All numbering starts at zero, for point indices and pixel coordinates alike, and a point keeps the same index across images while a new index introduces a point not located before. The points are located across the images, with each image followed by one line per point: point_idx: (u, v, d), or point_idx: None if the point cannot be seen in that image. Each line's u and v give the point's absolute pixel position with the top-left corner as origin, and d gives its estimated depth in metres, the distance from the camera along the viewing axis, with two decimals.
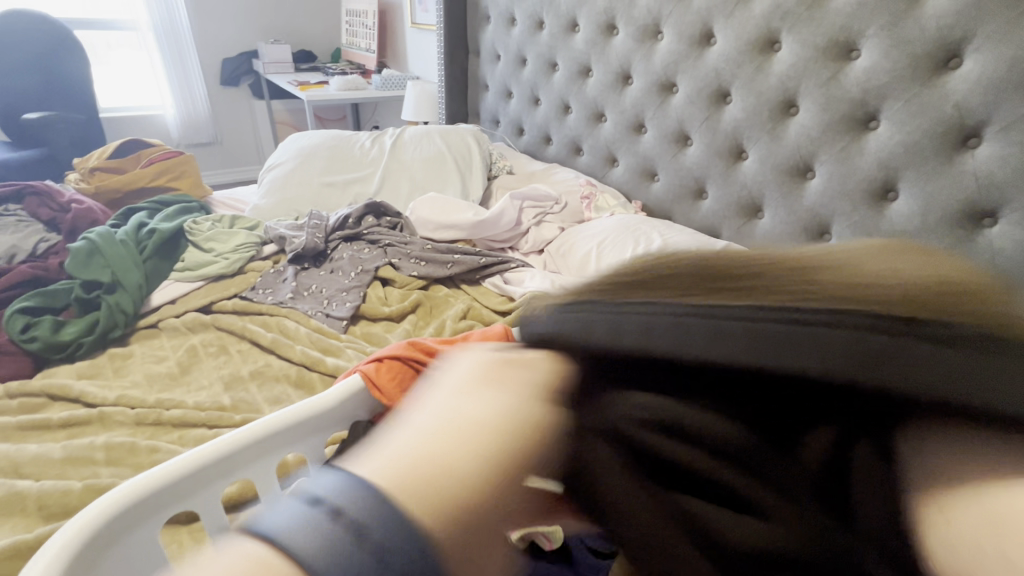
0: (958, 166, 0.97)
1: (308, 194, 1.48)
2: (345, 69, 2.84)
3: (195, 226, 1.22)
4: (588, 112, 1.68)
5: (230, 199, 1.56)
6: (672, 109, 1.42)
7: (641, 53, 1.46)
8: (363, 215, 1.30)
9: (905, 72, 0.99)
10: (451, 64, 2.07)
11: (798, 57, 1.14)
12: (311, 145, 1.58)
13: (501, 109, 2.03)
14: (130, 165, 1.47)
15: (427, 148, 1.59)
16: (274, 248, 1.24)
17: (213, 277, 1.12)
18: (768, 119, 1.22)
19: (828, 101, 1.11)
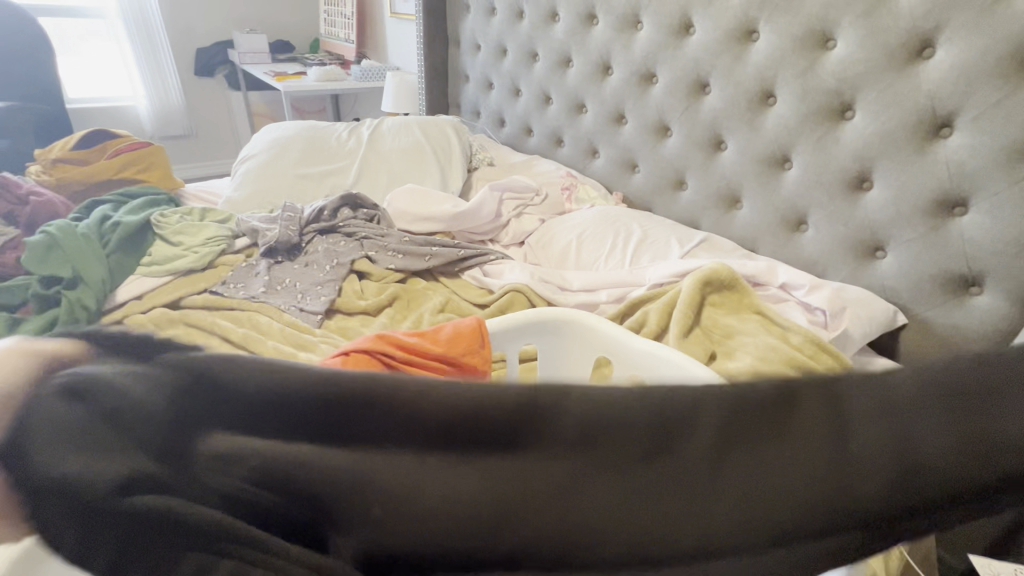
0: (931, 155, 0.98)
1: (283, 186, 1.44)
2: (324, 60, 2.79)
3: (164, 219, 1.19)
4: (568, 103, 1.67)
5: (202, 192, 1.52)
6: (652, 99, 1.42)
7: (621, 43, 1.45)
8: (338, 207, 1.28)
9: (879, 61, 1.00)
10: (431, 54, 2.04)
11: (775, 47, 1.14)
12: (285, 136, 1.54)
13: (482, 100, 2.01)
14: (95, 157, 1.42)
15: (405, 139, 1.57)
16: (247, 241, 1.21)
17: (183, 271, 1.09)
18: (746, 110, 1.22)
19: (804, 91, 1.11)
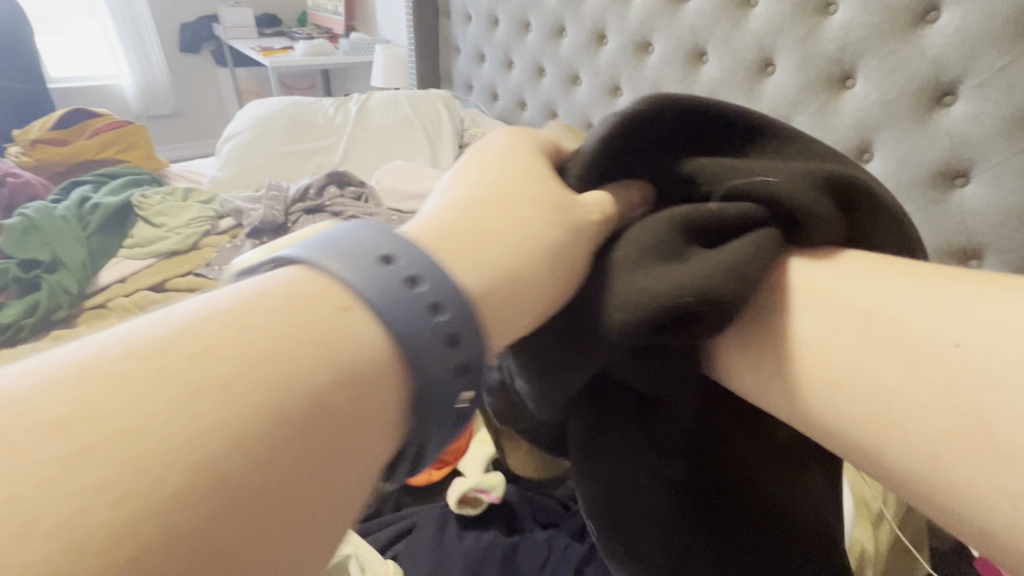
0: (933, 126, 0.95)
1: (268, 165, 1.41)
2: (312, 34, 2.70)
3: (144, 200, 1.18)
4: (562, 76, 1.62)
5: (186, 172, 1.49)
6: (648, 70, 1.37)
7: (615, 11, 1.40)
8: (324, 185, 1.21)
9: (881, 27, 0.96)
10: (421, 26, 1.97)
11: (774, 12, 1.09)
12: (270, 113, 1.50)
13: (474, 74, 1.94)
14: (75, 137, 1.39)
15: (394, 114, 1.51)
16: (231, 222, 1.19)
17: (165, 253, 1.08)
18: (745, 79, 1.18)
19: (805, 59, 1.07)
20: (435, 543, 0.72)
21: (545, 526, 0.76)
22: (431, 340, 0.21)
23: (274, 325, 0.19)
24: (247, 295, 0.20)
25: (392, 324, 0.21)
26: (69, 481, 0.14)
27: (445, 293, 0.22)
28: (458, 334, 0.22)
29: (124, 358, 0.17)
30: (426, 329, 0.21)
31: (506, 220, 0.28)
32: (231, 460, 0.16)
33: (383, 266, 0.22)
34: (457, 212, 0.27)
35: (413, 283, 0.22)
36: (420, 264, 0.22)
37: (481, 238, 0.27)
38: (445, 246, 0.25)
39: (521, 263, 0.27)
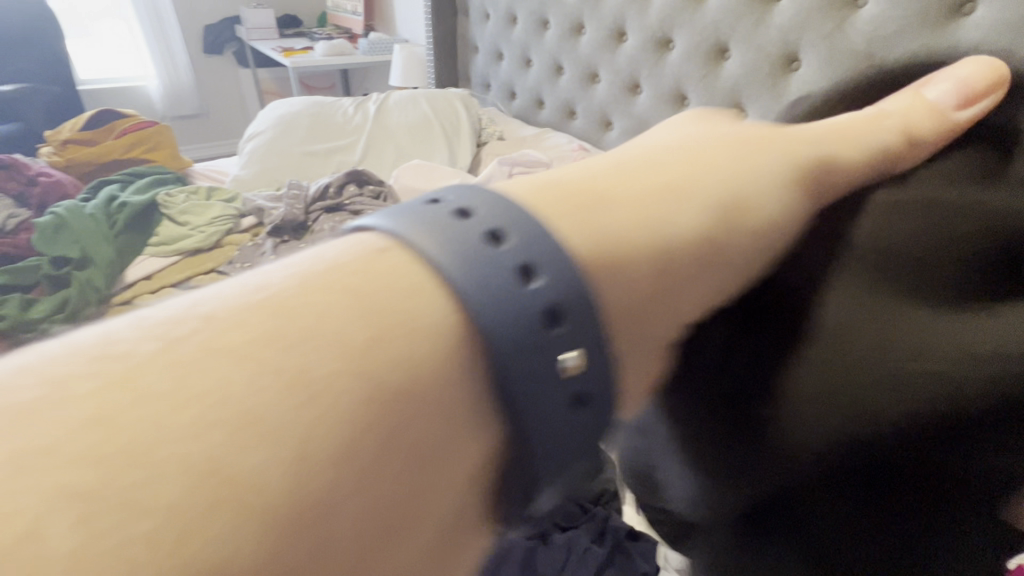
0: None
1: (288, 164, 1.42)
2: (332, 34, 2.73)
3: (169, 199, 1.20)
4: (581, 73, 1.60)
5: (209, 171, 1.51)
6: (668, 67, 1.35)
7: (635, 8, 1.38)
8: (343, 184, 1.22)
9: (913, 21, 0.93)
10: (440, 25, 1.98)
11: (800, 7, 1.06)
12: (291, 113, 1.52)
13: (492, 72, 1.94)
14: (103, 137, 1.43)
15: (412, 114, 1.52)
16: (253, 220, 1.21)
17: (189, 251, 1.10)
18: (768, 75, 1.16)
19: (831, 54, 1.05)
20: None
21: (564, 529, 0.74)
22: (519, 325, 0.19)
23: (363, 306, 0.20)
24: (326, 266, 0.21)
25: (477, 299, 0.20)
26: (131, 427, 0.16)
27: (537, 256, 0.21)
28: (561, 308, 0.20)
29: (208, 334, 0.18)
30: (530, 308, 0.20)
31: (633, 190, 0.28)
32: (293, 441, 0.17)
33: (458, 218, 0.22)
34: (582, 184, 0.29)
35: (498, 240, 0.21)
36: (538, 253, 0.21)
37: (614, 209, 0.27)
38: (551, 209, 0.25)
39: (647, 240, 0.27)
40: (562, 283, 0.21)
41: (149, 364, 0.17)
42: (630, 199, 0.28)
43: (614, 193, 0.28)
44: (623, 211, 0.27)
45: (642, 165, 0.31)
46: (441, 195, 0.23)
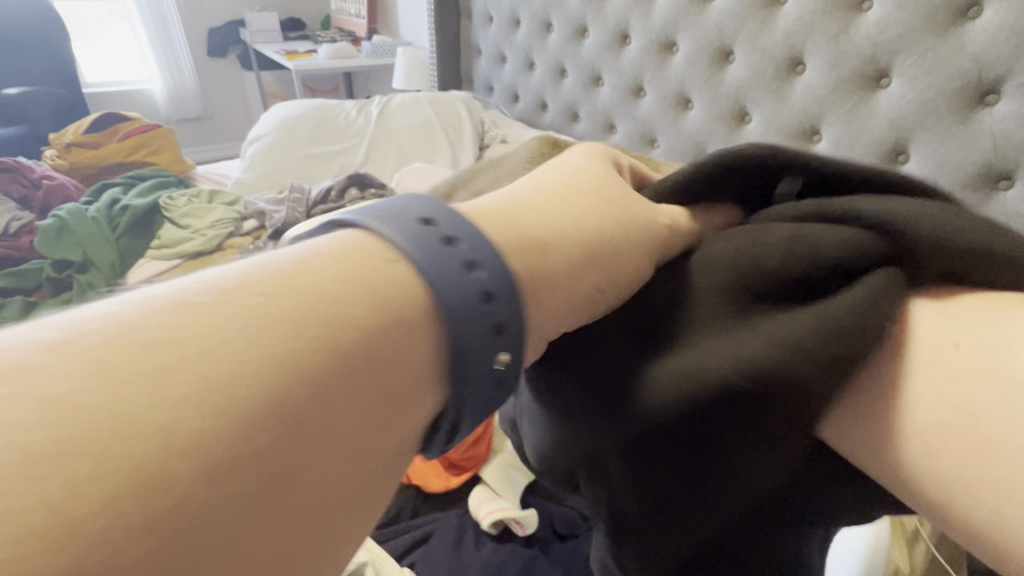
0: (975, 126, 0.90)
1: (291, 167, 1.42)
2: (335, 37, 2.74)
3: (171, 202, 1.21)
4: (584, 77, 1.60)
5: (212, 174, 1.52)
6: (672, 70, 1.35)
7: (639, 11, 1.37)
8: (345, 187, 1.22)
9: (919, 24, 0.92)
10: (442, 28, 1.98)
11: (805, 10, 1.06)
12: (294, 115, 1.52)
13: (495, 76, 1.94)
14: (107, 140, 1.43)
15: (415, 117, 1.51)
16: (255, 223, 1.20)
17: (191, 254, 1.10)
18: (773, 79, 1.15)
19: (836, 58, 1.04)
20: (451, 554, 0.71)
21: (563, 537, 0.75)
22: (467, 304, 0.21)
23: (332, 280, 0.20)
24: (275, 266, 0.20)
25: (449, 293, 0.21)
26: (42, 440, 0.14)
27: (503, 285, 0.22)
28: (496, 293, 0.22)
29: (172, 315, 0.17)
30: (471, 294, 0.21)
31: (574, 202, 0.30)
32: (260, 424, 0.16)
33: (424, 226, 0.22)
34: (516, 197, 0.29)
35: (473, 268, 0.22)
36: (483, 250, 0.22)
37: (555, 224, 0.28)
38: (491, 221, 0.26)
39: (576, 256, 0.28)
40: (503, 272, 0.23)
41: (108, 349, 0.16)
42: (573, 215, 0.29)
43: (548, 206, 0.29)
44: (563, 217, 0.29)
45: (592, 176, 0.33)
46: (425, 211, 0.23)
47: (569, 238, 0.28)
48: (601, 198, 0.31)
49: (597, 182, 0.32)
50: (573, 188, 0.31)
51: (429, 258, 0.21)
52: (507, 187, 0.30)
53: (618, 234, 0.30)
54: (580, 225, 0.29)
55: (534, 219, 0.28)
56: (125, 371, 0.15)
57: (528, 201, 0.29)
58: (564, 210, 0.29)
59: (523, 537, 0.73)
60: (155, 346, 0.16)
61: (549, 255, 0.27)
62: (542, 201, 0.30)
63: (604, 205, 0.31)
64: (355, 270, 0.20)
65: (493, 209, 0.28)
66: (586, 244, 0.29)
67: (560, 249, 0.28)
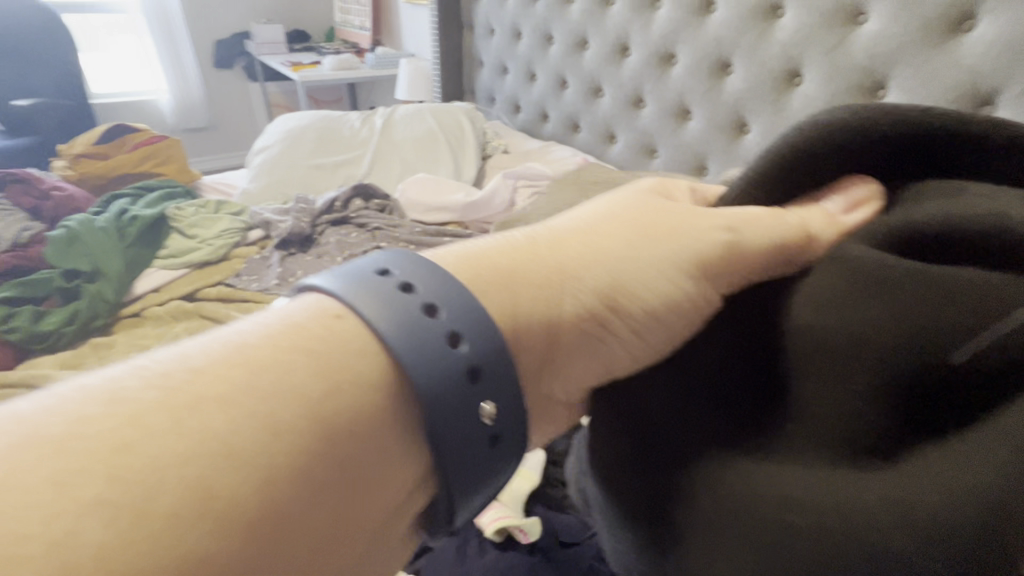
0: None
1: (297, 177, 1.45)
2: (339, 49, 2.78)
3: (179, 212, 1.23)
4: (585, 88, 1.62)
5: (218, 184, 1.54)
6: (671, 82, 1.37)
7: (639, 24, 1.40)
8: (349, 198, 1.24)
9: (914, 36, 0.94)
10: (445, 40, 2.01)
11: (802, 23, 1.08)
12: (299, 127, 1.54)
13: (497, 87, 1.97)
14: (115, 151, 1.45)
15: (418, 128, 1.53)
16: (261, 233, 1.22)
17: (197, 263, 1.12)
18: (771, 90, 1.17)
19: (834, 69, 1.05)
20: (455, 561, 0.71)
21: (567, 544, 0.73)
22: (447, 372, 0.24)
23: (319, 356, 0.24)
24: (275, 337, 0.24)
25: (421, 368, 0.24)
26: (75, 492, 0.18)
27: (463, 324, 0.26)
28: (479, 367, 0.25)
29: (178, 376, 0.22)
30: (454, 366, 0.24)
31: (583, 240, 0.33)
32: (251, 486, 0.20)
33: (403, 293, 0.26)
34: (513, 245, 0.32)
35: (433, 313, 0.25)
36: (466, 325, 0.26)
37: (558, 264, 0.32)
38: (481, 279, 0.29)
39: (577, 286, 0.31)
40: (481, 335, 0.26)
41: (142, 411, 0.21)
42: (576, 255, 0.32)
43: (553, 248, 0.32)
44: (566, 258, 0.32)
45: (591, 215, 0.35)
46: (384, 265, 0.27)
47: (567, 279, 0.31)
48: (603, 233, 0.33)
49: (595, 216, 0.35)
50: (573, 230, 0.34)
51: (408, 331, 0.25)
52: (517, 232, 0.34)
53: (602, 276, 0.32)
54: (575, 266, 0.32)
55: (530, 265, 0.31)
56: (139, 426, 0.20)
57: (540, 244, 0.32)
58: (563, 250, 0.32)
59: (526, 544, 0.73)
60: (164, 407, 0.21)
61: (538, 305, 0.30)
62: (539, 245, 0.32)
63: (604, 240, 0.33)
64: (341, 347, 0.24)
65: (494, 257, 0.31)
66: (577, 279, 0.31)
67: (570, 285, 0.31)
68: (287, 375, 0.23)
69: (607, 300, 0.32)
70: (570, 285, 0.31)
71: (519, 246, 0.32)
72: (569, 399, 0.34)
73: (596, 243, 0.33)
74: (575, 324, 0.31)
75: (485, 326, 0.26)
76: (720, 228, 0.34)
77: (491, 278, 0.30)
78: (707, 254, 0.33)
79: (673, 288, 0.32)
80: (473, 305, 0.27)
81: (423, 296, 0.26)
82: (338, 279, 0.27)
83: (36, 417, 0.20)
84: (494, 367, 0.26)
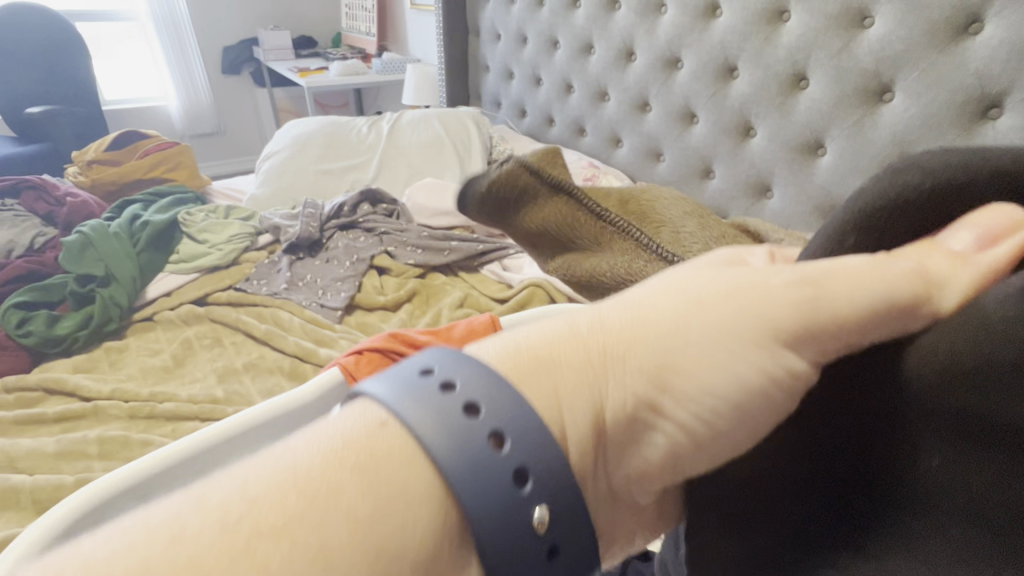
0: (978, 140, 0.92)
1: (305, 183, 1.46)
2: (346, 54, 2.80)
3: (189, 218, 1.24)
4: (591, 92, 1.63)
5: (228, 189, 1.55)
6: (676, 85, 1.37)
7: (644, 28, 1.40)
8: (357, 203, 1.26)
9: (920, 39, 0.94)
10: (451, 45, 2.02)
11: (807, 27, 1.08)
12: (307, 133, 1.56)
13: (503, 92, 1.98)
14: (127, 157, 1.47)
15: (424, 133, 1.54)
16: (269, 238, 1.23)
17: (208, 268, 1.13)
18: (776, 93, 1.17)
19: (839, 73, 1.06)
20: None
21: None
22: (494, 477, 0.23)
23: (368, 473, 0.23)
24: (326, 454, 0.23)
25: (462, 475, 0.22)
26: None
27: (507, 422, 0.24)
28: (526, 470, 0.23)
29: (233, 509, 0.21)
30: (501, 470, 0.23)
31: (625, 319, 0.30)
32: None
33: (444, 392, 0.24)
34: (551, 332, 0.30)
35: (474, 412, 0.24)
36: (507, 420, 0.24)
37: (597, 351, 0.29)
38: (524, 375, 0.27)
39: (623, 375, 0.28)
40: (523, 430, 0.24)
41: (199, 548, 0.20)
42: (620, 339, 0.29)
43: (596, 333, 0.29)
44: (606, 348, 0.29)
45: (630, 292, 0.32)
46: (427, 364, 0.26)
47: (611, 368, 0.29)
48: (651, 310, 0.30)
49: (641, 289, 0.31)
50: (616, 308, 0.31)
51: (451, 437, 0.23)
52: (556, 316, 0.31)
53: (648, 359, 0.28)
54: (618, 352, 0.29)
55: (569, 355, 0.29)
56: (195, 567, 0.19)
57: (579, 330, 0.30)
58: (604, 333, 0.29)
59: None
60: (217, 545, 0.20)
61: (584, 393, 0.28)
62: (580, 332, 0.30)
63: (649, 313, 0.29)
64: (387, 461, 0.23)
65: (533, 346, 0.29)
66: (620, 365, 0.29)
67: (614, 374, 0.29)
68: (339, 495, 0.22)
69: (653, 385, 0.28)
70: (615, 373, 0.28)
71: (559, 333, 0.29)
72: (630, 502, 0.30)
73: (642, 318, 0.29)
74: (620, 418, 0.28)
75: (529, 422, 0.24)
76: (797, 282, 0.28)
77: (529, 372, 0.27)
78: (785, 328, 0.27)
79: (740, 373, 0.27)
80: (513, 404, 0.25)
81: (463, 395, 0.24)
82: (383, 381, 0.25)
83: (101, 558, 0.20)
84: (543, 469, 0.24)
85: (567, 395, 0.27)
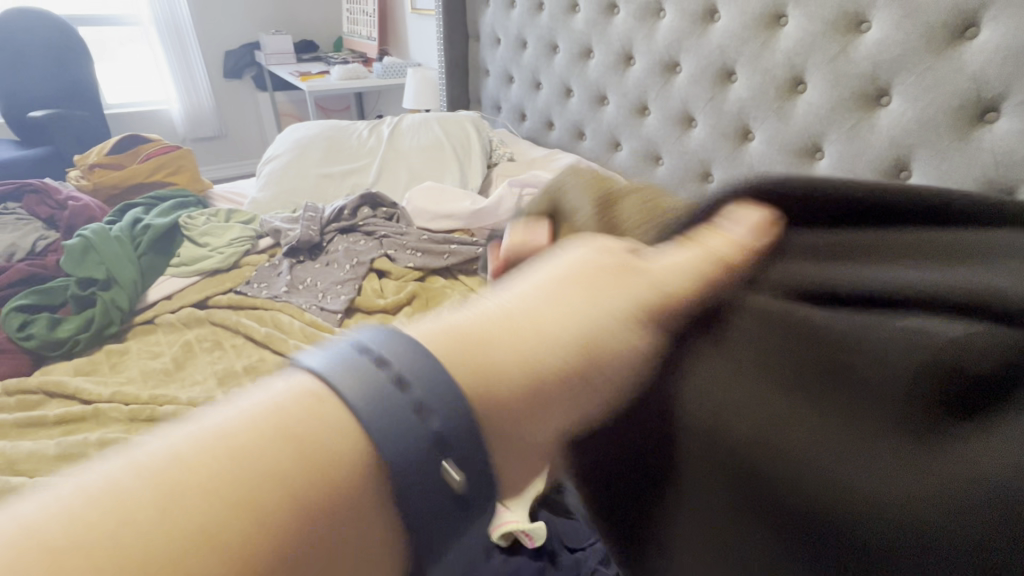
0: (975, 143, 0.92)
1: (306, 186, 1.47)
2: (346, 58, 2.81)
3: (190, 221, 1.25)
4: (590, 96, 1.63)
5: (229, 193, 1.56)
6: (675, 89, 1.38)
7: (642, 33, 1.41)
8: (358, 206, 1.26)
9: (917, 44, 0.94)
10: (451, 49, 2.03)
11: (805, 32, 1.09)
12: (308, 136, 1.57)
13: (503, 95, 1.99)
14: (129, 160, 1.48)
15: (425, 137, 1.55)
16: (270, 241, 1.24)
17: (208, 271, 1.14)
18: (774, 98, 1.17)
19: (837, 77, 1.06)
20: None
21: (572, 550, 0.75)
22: (419, 460, 0.20)
23: (282, 457, 0.19)
24: (225, 427, 0.19)
25: (394, 454, 0.20)
26: None
27: (440, 405, 0.21)
28: (452, 452, 0.21)
29: (104, 509, 0.16)
30: (430, 454, 0.21)
31: (559, 290, 0.28)
32: None
33: (379, 366, 0.21)
34: (474, 303, 0.26)
35: (405, 388, 0.21)
36: (439, 396, 0.21)
37: (534, 322, 0.26)
38: (452, 346, 0.23)
39: (554, 349, 0.25)
40: (456, 411, 0.22)
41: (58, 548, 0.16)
42: (552, 311, 0.26)
43: (523, 305, 0.26)
44: (542, 317, 0.26)
45: (558, 266, 0.29)
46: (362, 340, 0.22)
47: (548, 341, 0.25)
48: (582, 283, 0.28)
49: (573, 260, 0.30)
50: (538, 280, 0.28)
51: (388, 416, 0.20)
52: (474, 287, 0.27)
53: (590, 331, 0.27)
54: (556, 323, 0.26)
55: (497, 323, 0.25)
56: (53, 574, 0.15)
57: (502, 300, 0.26)
58: (532, 302, 0.27)
59: (532, 549, 0.73)
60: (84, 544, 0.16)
61: (513, 365, 0.24)
62: (508, 304, 0.26)
63: (584, 287, 0.28)
64: (308, 439, 0.20)
65: (456, 319, 0.25)
66: (564, 338, 0.26)
67: (546, 348, 0.25)
68: (231, 477, 0.18)
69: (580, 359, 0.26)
70: (549, 345, 0.25)
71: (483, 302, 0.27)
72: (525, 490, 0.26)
73: (580, 293, 0.28)
74: (552, 394, 0.25)
75: (465, 399, 0.22)
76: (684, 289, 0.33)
77: (465, 338, 0.24)
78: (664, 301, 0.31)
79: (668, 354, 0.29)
80: (451, 375, 0.22)
81: (400, 367, 0.22)
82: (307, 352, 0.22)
83: None
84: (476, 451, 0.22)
85: (495, 369, 0.24)
